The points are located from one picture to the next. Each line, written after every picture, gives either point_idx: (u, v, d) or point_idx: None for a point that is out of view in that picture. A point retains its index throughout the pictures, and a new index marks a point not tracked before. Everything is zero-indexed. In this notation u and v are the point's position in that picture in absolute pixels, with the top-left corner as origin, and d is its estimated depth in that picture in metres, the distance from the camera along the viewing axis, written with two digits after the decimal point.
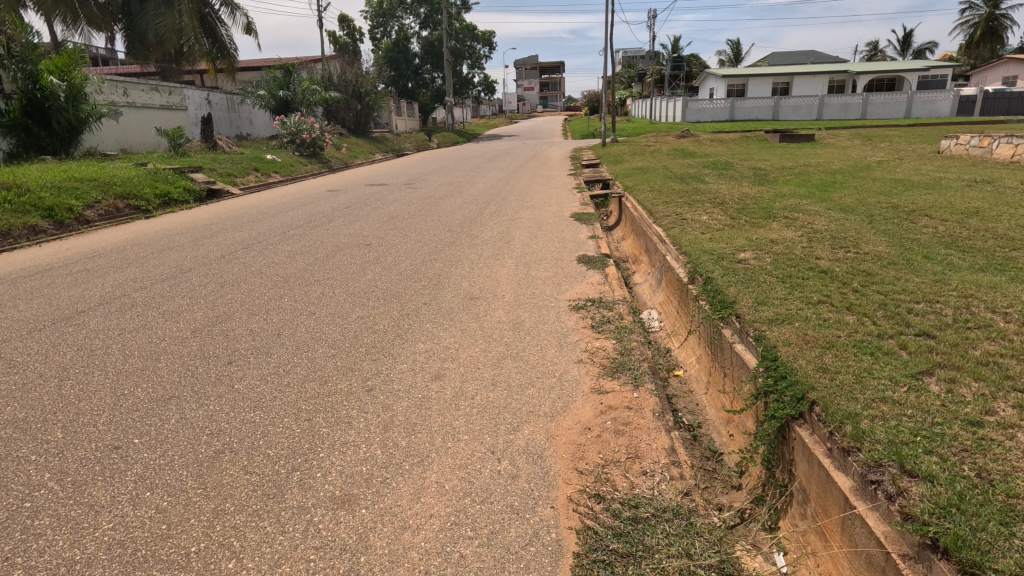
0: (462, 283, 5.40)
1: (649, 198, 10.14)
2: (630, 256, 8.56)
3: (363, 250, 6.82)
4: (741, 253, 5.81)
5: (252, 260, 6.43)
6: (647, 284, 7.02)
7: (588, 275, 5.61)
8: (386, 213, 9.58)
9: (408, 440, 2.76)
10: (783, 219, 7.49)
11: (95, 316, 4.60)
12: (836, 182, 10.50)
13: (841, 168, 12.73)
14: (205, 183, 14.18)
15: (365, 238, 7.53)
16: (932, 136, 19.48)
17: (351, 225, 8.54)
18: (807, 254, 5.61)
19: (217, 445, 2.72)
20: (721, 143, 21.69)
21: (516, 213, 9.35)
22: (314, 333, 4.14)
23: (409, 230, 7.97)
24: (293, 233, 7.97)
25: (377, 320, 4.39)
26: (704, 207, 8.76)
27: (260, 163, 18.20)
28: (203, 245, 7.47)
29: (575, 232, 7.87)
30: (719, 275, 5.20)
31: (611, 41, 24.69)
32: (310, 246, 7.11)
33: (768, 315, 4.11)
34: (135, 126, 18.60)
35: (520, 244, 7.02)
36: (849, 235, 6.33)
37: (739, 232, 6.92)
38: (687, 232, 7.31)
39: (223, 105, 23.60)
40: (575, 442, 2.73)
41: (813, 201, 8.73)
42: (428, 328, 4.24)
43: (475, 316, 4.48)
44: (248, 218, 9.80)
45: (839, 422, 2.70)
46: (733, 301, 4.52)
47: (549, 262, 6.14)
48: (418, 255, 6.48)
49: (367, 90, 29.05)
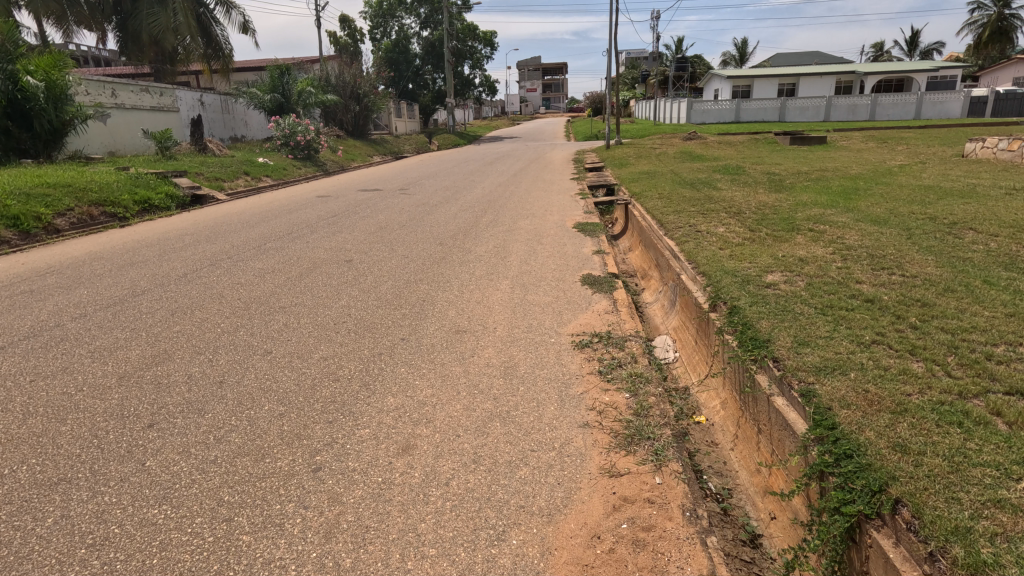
0: (448, 311, 4.69)
1: (659, 205, 9.44)
2: (638, 270, 7.88)
3: (342, 268, 6.13)
4: (768, 275, 5.08)
5: (216, 280, 5.73)
6: (659, 304, 6.34)
7: (594, 301, 4.90)
8: (374, 223, 8.87)
9: (355, 559, 2.05)
10: (808, 232, 6.78)
11: (12, 356, 3.90)
12: (859, 189, 9.80)
13: (861, 172, 12.01)
14: (189, 187, 13.52)
15: (347, 253, 6.82)
16: (949, 138, 18.70)
17: (334, 237, 7.83)
18: (845, 277, 4.88)
19: (97, 566, 2.01)
20: (729, 145, 21.02)
21: (515, 224, 8.64)
22: (265, 381, 3.44)
23: (396, 244, 7.26)
24: (269, 247, 7.27)
25: (343, 362, 3.68)
26: (719, 216, 8.06)
27: (251, 167, 17.55)
28: (168, 260, 6.79)
29: (578, 246, 7.17)
30: (746, 303, 4.48)
31: (615, 39, 23.95)
32: (284, 263, 6.42)
33: (815, 360, 3.38)
34: (123, 128, 17.95)
35: (517, 261, 6.31)
36: (889, 253, 5.61)
37: (762, 248, 6.20)
38: (703, 247, 6.61)
39: (217, 106, 22.97)
40: (581, 563, 2.04)
41: (838, 210, 8.02)
42: (402, 374, 3.53)
43: (458, 357, 3.76)
44: (225, 228, 9.10)
45: (943, 540, 1.99)
46: (766, 338, 3.81)
47: (549, 284, 5.43)
48: (402, 274, 5.79)
49: (366, 91, 28.42)
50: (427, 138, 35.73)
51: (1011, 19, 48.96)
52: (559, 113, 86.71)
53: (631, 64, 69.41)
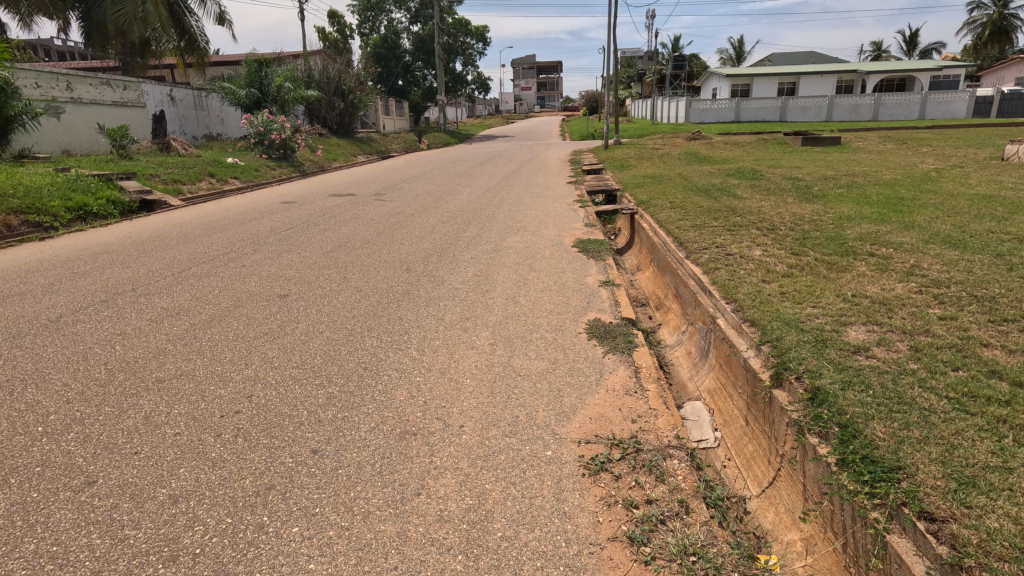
0: (395, 393, 3.19)
1: (672, 217, 8.07)
2: (651, 299, 6.52)
3: (272, 308, 4.68)
4: (850, 332, 3.62)
5: (93, 330, 4.21)
6: (684, 352, 4.98)
7: (607, 371, 3.45)
8: (333, 240, 7.38)
9: None
10: (871, 260, 5.39)
11: None
12: (903, 199, 8.44)
13: (897, 178, 10.67)
14: (137, 192, 11.96)
15: (285, 285, 5.32)
16: (970, 140, 17.42)
17: (279, 260, 6.33)
18: (965, 339, 3.44)
19: None
20: (737, 145, 19.70)
21: (502, 241, 7.17)
22: (41, 566, 1.95)
23: (350, 271, 5.78)
24: (191, 273, 5.78)
25: (200, 517, 2.19)
26: (750, 233, 6.69)
27: (217, 168, 15.98)
28: (54, 293, 5.27)
29: (581, 273, 5.69)
30: (835, 384, 3.02)
31: (614, 30, 22.50)
32: (201, 298, 4.94)
33: (1009, 533, 1.96)
34: (78, 124, 16.31)
35: (503, 300, 4.82)
36: (998, 293, 4.22)
37: (821, 283, 4.80)
38: (742, 278, 5.15)
39: (188, 102, 21.38)
40: None
41: (893, 227, 6.63)
42: (289, 549, 2.04)
43: (392, 502, 2.29)
44: (155, 243, 7.56)
45: None
46: (894, 461, 2.37)
47: (543, 341, 3.95)
48: (347, 320, 4.35)
49: (351, 87, 26.80)
50: (416, 137, 34.13)
51: (1012, 20, 47.88)
52: (554, 113, 85.26)
53: (627, 61, 67.97)
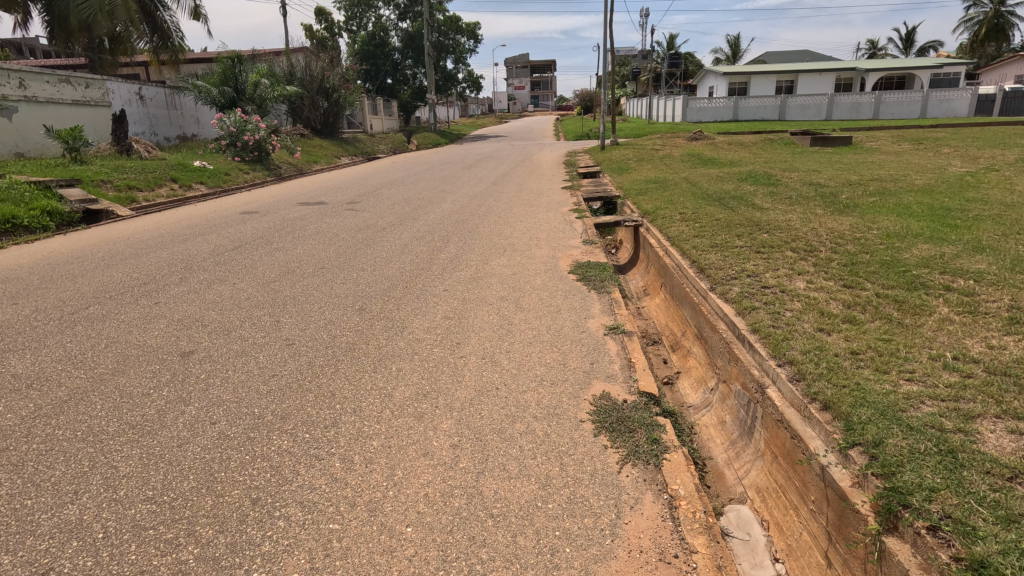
0: (289, 563, 1.97)
1: (686, 231, 6.87)
2: (664, 335, 5.32)
3: (163, 376, 3.43)
4: (988, 437, 2.44)
5: None
6: (715, 420, 3.76)
7: (627, 506, 2.25)
8: (283, 264, 6.14)
9: None
10: (954, 298, 4.20)
11: None
12: (950, 209, 7.29)
13: (932, 183, 9.52)
14: (79, 201, 10.62)
15: (200, 336, 4.09)
16: (989, 139, 16.36)
17: (206, 294, 5.08)
18: None
19: None
20: (741, 146, 18.54)
21: (486, 266, 5.96)
22: None
23: (289, 312, 4.55)
24: (85, 317, 4.51)
25: None
26: (787, 256, 5.51)
27: (181, 171, 14.64)
28: None
29: (580, 314, 4.46)
30: (1010, 558, 1.84)
31: (610, 27, 21.35)
32: (77, 360, 3.68)
33: None
34: (31, 124, 14.93)
35: (479, 360, 3.61)
36: None
37: (902, 335, 3.61)
38: (791, 324, 3.96)
39: (157, 100, 19.99)
40: None
41: (957, 248, 5.46)
42: None
43: None
44: (69, 269, 6.27)
45: None
46: None
47: (529, 440, 2.72)
48: (256, 402, 3.10)
49: (334, 85, 25.46)
50: (404, 137, 32.83)
51: (1008, 17, 46.84)
52: (547, 112, 83.96)
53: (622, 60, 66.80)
